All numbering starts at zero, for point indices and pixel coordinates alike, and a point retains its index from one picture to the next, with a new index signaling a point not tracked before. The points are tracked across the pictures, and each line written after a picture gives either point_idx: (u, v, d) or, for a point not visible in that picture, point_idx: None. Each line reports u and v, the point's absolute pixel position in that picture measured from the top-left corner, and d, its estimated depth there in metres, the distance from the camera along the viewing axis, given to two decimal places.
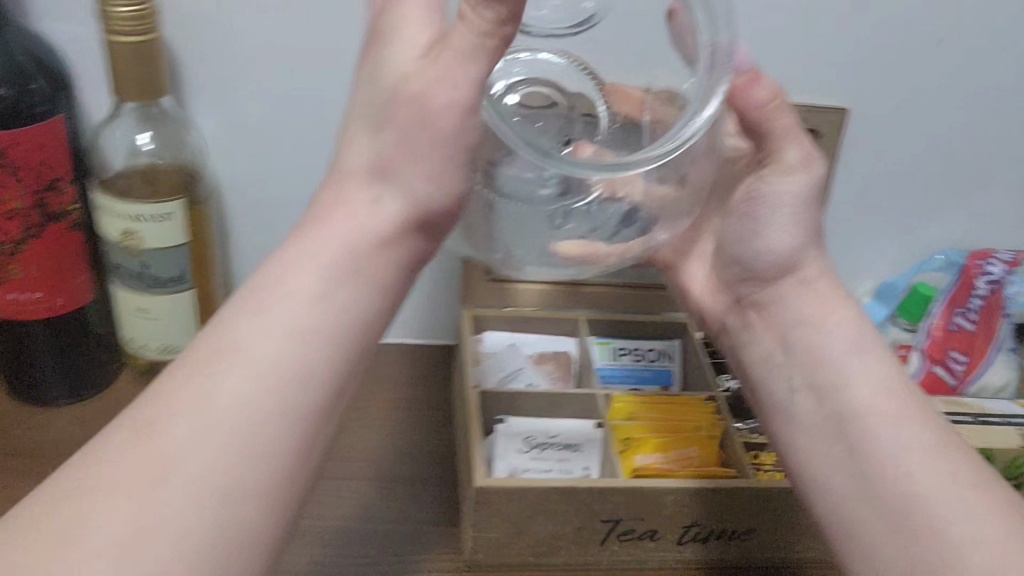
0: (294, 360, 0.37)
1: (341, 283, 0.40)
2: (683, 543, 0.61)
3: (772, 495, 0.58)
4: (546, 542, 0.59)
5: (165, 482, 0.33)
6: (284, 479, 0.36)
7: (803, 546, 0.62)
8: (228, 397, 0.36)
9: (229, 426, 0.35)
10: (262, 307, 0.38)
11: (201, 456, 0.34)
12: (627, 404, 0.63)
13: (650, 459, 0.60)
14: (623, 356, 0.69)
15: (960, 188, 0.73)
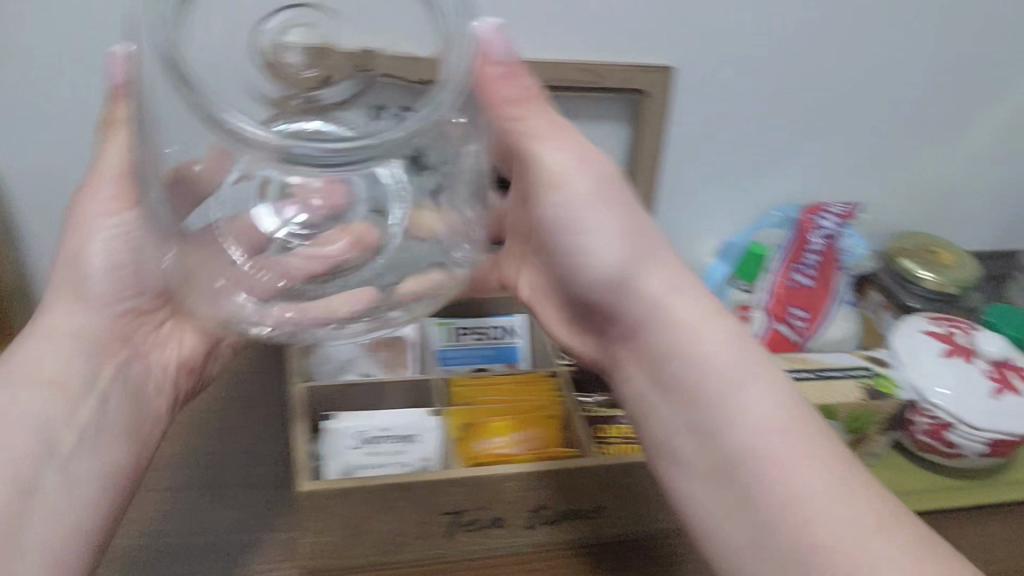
0: (75, 351, 0.52)
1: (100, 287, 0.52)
2: (532, 527, 0.59)
3: (616, 471, 0.58)
4: (388, 540, 0.56)
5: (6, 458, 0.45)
6: (34, 466, 0.46)
7: (654, 518, 0.62)
8: (25, 376, 0.49)
9: (41, 407, 0.48)
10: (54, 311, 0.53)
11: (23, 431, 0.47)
12: (465, 389, 0.62)
13: (492, 443, 0.59)
14: (465, 336, 0.69)
15: (791, 142, 0.74)
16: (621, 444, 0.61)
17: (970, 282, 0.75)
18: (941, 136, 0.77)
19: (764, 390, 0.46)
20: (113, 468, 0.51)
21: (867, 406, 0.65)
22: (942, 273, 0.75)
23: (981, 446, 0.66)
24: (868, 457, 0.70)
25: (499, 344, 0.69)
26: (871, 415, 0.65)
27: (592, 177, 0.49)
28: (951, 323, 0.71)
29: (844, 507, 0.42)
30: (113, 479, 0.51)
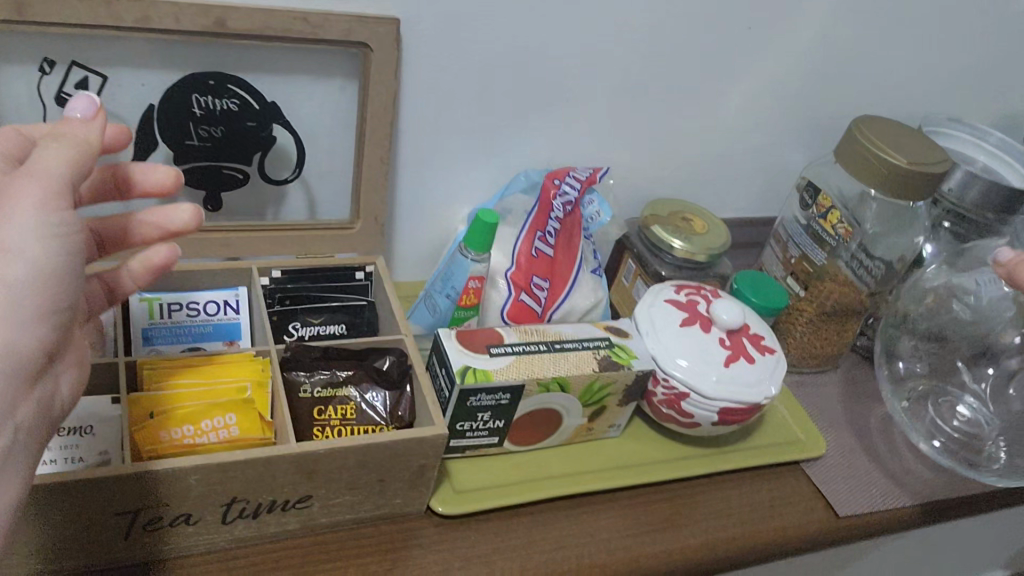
0: None
1: (20, 295, 0.36)
2: (231, 522, 0.54)
3: (317, 458, 0.53)
4: (52, 549, 0.50)
5: None
6: None
7: (373, 504, 0.58)
8: None
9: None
10: None
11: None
12: (155, 371, 0.56)
13: (177, 433, 0.52)
14: (176, 312, 0.62)
15: (544, 104, 0.70)
16: (341, 428, 0.57)
17: (720, 249, 0.74)
18: (696, 100, 0.75)
19: None
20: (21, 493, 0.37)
21: (599, 378, 0.62)
22: (693, 241, 0.73)
23: (714, 414, 0.65)
24: (610, 429, 0.69)
25: (214, 323, 0.64)
26: (604, 386, 0.63)
27: None
28: (693, 290, 0.70)
29: None
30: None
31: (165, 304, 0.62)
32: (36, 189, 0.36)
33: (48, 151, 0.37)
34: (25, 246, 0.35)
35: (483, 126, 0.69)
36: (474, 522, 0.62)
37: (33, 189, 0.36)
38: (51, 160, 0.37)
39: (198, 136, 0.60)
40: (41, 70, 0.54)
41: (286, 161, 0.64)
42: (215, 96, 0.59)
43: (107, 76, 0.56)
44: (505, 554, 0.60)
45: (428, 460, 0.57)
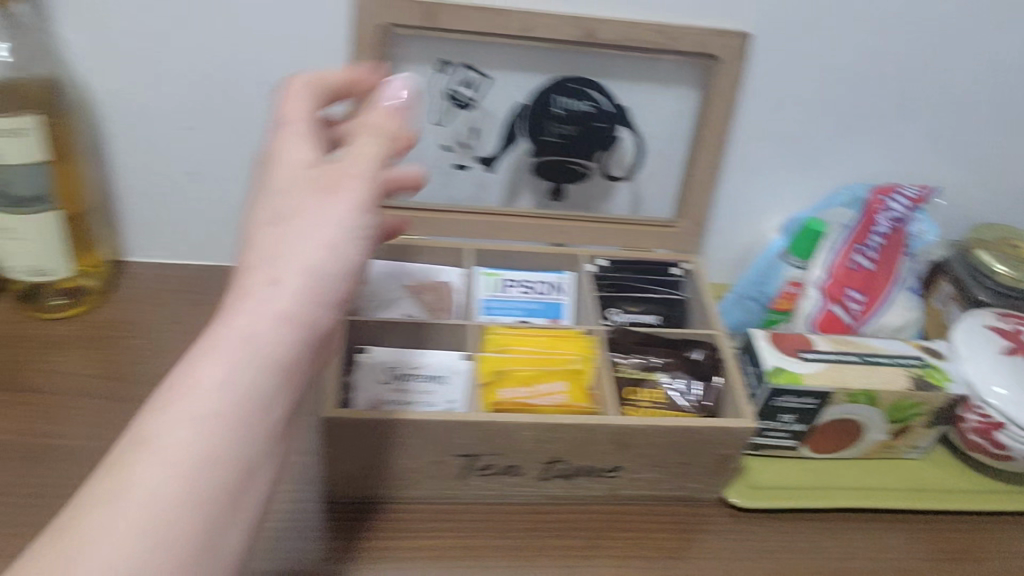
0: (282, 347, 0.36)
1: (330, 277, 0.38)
2: (547, 479, 0.60)
3: (633, 432, 0.57)
4: (405, 474, 0.59)
5: (194, 398, 0.33)
6: (260, 434, 0.35)
7: (672, 484, 0.62)
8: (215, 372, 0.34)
9: (269, 325, 0.36)
10: (248, 293, 0.36)
11: (252, 337, 0.35)
12: (500, 336, 0.63)
13: (516, 392, 0.59)
14: (510, 288, 0.69)
15: (877, 125, 0.71)
16: (652, 409, 0.61)
17: None
18: None
19: None
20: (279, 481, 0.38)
21: (911, 396, 0.62)
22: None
23: None
24: (911, 450, 0.68)
25: (545, 299, 0.70)
26: (913, 406, 0.63)
27: None
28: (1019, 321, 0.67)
29: None
30: (218, 450, 0.33)
31: (505, 279, 0.69)
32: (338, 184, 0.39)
33: (302, 144, 0.40)
34: (290, 219, 0.38)
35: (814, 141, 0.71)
36: (764, 518, 0.64)
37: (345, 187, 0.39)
38: (296, 151, 0.40)
39: (556, 133, 0.67)
40: (438, 69, 0.64)
41: (625, 162, 0.69)
42: (573, 98, 0.66)
43: (493, 78, 0.65)
44: (795, 552, 0.61)
45: (730, 451, 0.60)
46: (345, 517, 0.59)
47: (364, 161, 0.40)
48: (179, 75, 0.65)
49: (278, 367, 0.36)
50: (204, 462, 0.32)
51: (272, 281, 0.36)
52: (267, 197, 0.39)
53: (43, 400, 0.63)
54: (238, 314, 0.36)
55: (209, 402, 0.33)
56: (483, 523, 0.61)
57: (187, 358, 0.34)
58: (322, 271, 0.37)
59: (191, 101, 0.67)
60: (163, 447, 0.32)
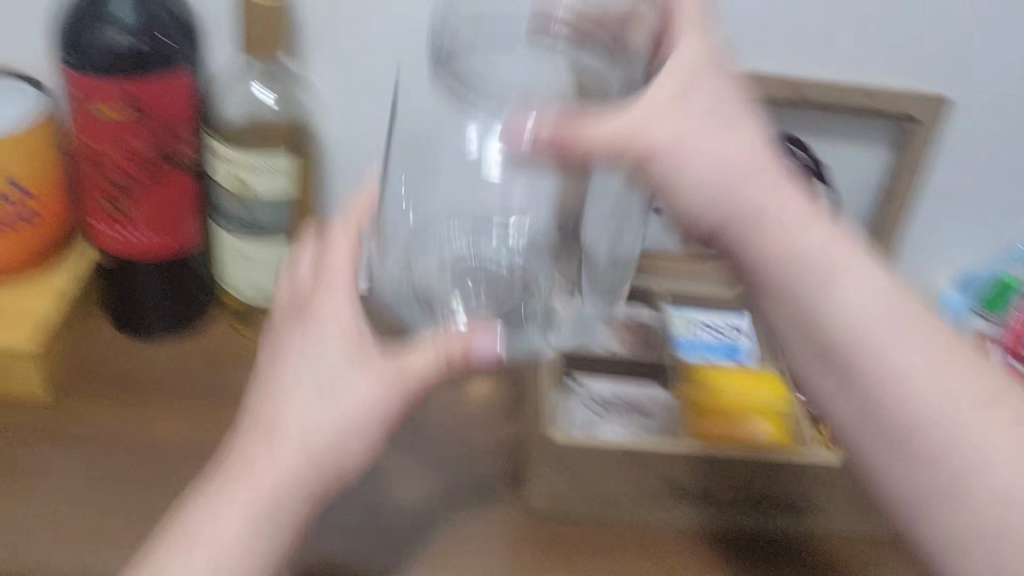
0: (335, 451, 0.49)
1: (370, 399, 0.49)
2: (746, 511, 0.62)
3: (836, 469, 0.60)
4: (610, 497, 0.61)
5: (266, 467, 0.48)
6: (317, 503, 0.50)
7: (872, 524, 0.63)
8: (278, 458, 0.48)
9: (333, 415, 0.48)
10: (286, 399, 0.49)
11: (331, 421, 0.48)
12: (701, 370, 0.63)
13: (720, 426, 0.60)
14: (697, 327, 0.71)
15: None
16: None
17: None
18: None
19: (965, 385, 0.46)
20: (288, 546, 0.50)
21: None
22: None
23: None
24: None
25: (728, 339, 0.71)
26: None
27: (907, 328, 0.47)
28: None
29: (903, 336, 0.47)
30: (321, 456, 0.48)
31: (692, 319, 0.72)
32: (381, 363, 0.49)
33: (340, 292, 0.51)
34: (322, 337, 0.50)
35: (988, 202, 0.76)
36: None
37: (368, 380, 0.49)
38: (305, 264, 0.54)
39: None
40: None
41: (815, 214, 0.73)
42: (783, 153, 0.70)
43: None
44: None
45: None
46: (543, 539, 0.61)
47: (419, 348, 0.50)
48: (409, 122, 0.72)
49: (342, 437, 0.49)
50: (291, 493, 0.48)
51: (354, 371, 0.49)
52: (313, 283, 0.52)
53: None
54: (329, 367, 0.49)
55: (313, 431, 0.48)
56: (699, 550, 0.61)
57: (296, 385, 0.49)
58: (378, 400, 0.49)
59: (412, 145, 0.73)
60: (281, 446, 0.48)
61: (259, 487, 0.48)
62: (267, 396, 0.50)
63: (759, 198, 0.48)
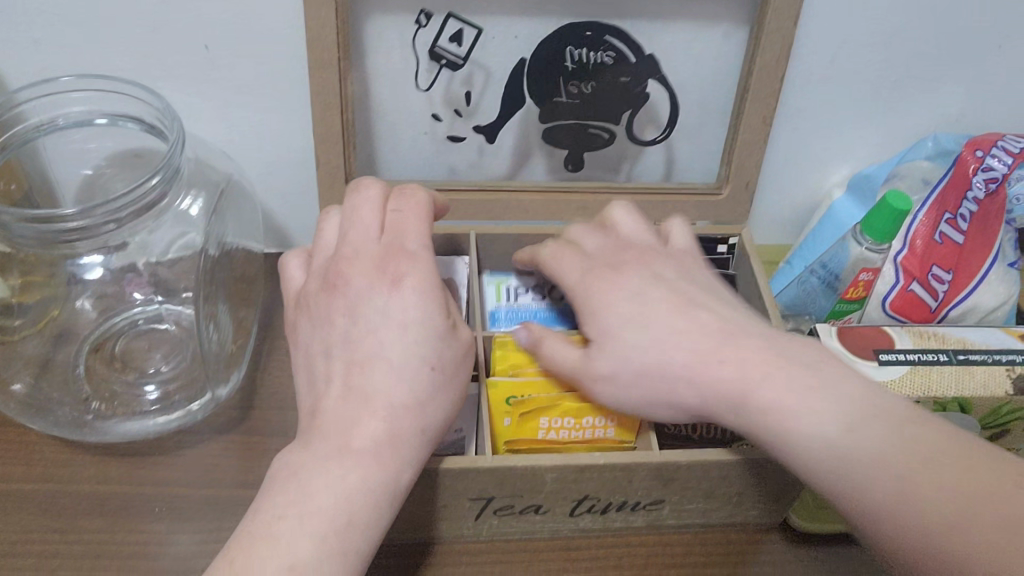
0: (411, 370, 0.41)
1: (433, 322, 0.42)
2: (578, 515, 0.51)
3: (680, 469, 0.48)
4: (411, 521, 0.50)
5: (391, 370, 0.41)
6: (417, 453, 0.41)
7: (735, 512, 0.53)
8: (391, 353, 0.41)
9: (393, 373, 0.41)
10: (390, 358, 0.41)
11: (390, 393, 0.41)
12: (509, 355, 0.52)
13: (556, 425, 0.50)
14: (522, 294, 0.59)
15: (965, 56, 0.58)
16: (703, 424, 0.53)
17: None
18: None
19: (828, 396, 0.40)
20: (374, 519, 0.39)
21: (1011, 402, 0.52)
22: None
23: None
24: None
25: (564, 306, 0.59)
26: (1014, 412, 0.53)
27: (787, 378, 0.41)
28: None
29: (867, 414, 0.39)
30: (401, 421, 0.40)
31: (512, 285, 0.59)
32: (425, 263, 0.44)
33: (312, 301, 0.45)
34: (358, 309, 0.43)
35: (866, 90, 0.59)
36: (835, 544, 0.55)
37: (405, 267, 0.43)
38: (332, 232, 0.47)
39: (566, 97, 0.55)
40: (417, 22, 0.52)
41: (656, 120, 0.57)
42: (589, 49, 0.53)
43: (482, 28, 0.52)
44: None
45: (796, 479, 0.51)
46: None
47: (418, 228, 0.46)
48: (94, 46, 0.52)
49: (420, 391, 0.41)
50: (360, 485, 0.39)
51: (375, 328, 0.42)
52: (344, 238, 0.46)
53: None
54: (373, 342, 0.42)
55: (381, 401, 0.41)
56: (521, 565, 0.52)
57: (338, 386, 0.41)
58: (422, 352, 0.42)
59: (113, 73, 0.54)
60: (371, 415, 0.40)
61: (344, 459, 0.39)
62: (332, 361, 0.42)
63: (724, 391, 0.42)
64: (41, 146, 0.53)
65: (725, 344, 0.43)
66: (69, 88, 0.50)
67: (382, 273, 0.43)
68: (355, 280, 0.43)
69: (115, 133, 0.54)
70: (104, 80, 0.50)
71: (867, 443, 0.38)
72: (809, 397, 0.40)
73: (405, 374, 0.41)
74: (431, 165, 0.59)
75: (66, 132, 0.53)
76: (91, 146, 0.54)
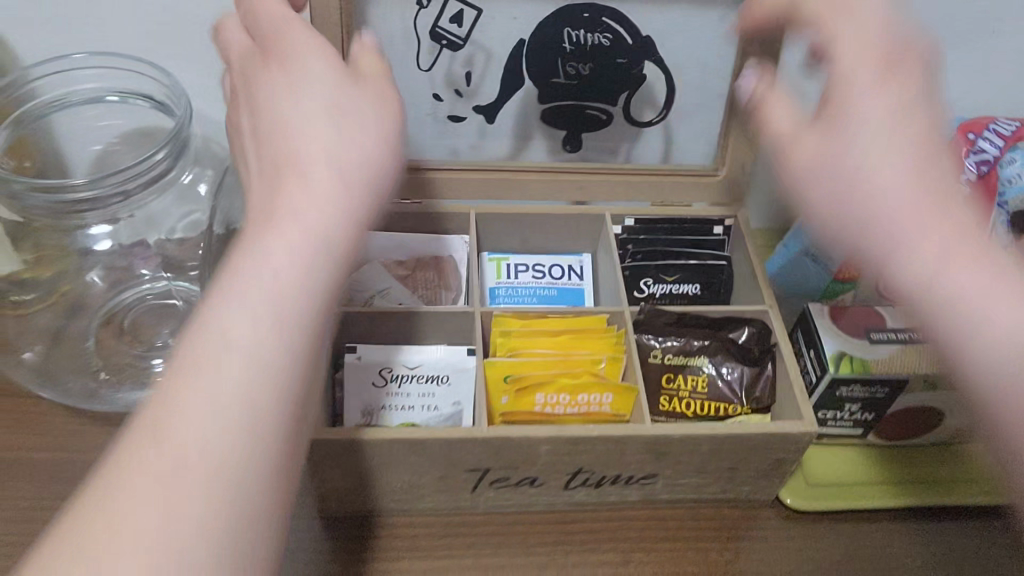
0: (331, 156, 0.32)
1: (348, 85, 0.34)
2: (573, 488, 0.52)
3: (672, 442, 0.49)
4: (406, 491, 0.51)
5: (321, 144, 0.32)
6: (316, 342, 0.29)
7: (727, 487, 0.54)
8: (304, 106, 0.33)
9: (329, 144, 0.32)
10: (308, 132, 0.32)
11: (331, 147, 0.32)
12: (508, 338, 0.54)
13: (551, 400, 0.51)
14: (521, 273, 0.62)
15: (959, 42, 0.58)
16: (697, 400, 0.54)
17: None
18: None
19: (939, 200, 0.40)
20: (221, 514, 0.25)
21: None
22: None
23: None
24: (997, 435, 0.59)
25: (562, 286, 0.62)
26: None
27: (918, 177, 0.41)
28: None
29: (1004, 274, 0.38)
30: (358, 193, 0.32)
31: (512, 263, 0.62)
32: (373, 81, 0.36)
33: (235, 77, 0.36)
34: (277, 98, 0.33)
35: None
36: (828, 521, 0.55)
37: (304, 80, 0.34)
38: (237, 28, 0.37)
39: (565, 76, 0.56)
40: (418, 3, 0.52)
41: (653, 101, 0.58)
42: (587, 31, 0.54)
43: (482, 9, 0.53)
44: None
45: (787, 454, 0.52)
46: (334, 551, 0.51)
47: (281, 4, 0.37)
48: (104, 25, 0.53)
49: (374, 162, 0.33)
50: (250, 396, 0.27)
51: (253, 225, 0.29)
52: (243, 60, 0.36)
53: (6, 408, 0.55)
54: (294, 144, 0.32)
55: (324, 151, 0.32)
56: (515, 537, 0.53)
57: (255, 209, 0.31)
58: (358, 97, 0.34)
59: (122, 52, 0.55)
60: (277, 229, 0.30)
61: (188, 425, 0.26)
62: (250, 172, 0.33)
63: (853, 168, 0.42)
64: (55, 123, 0.55)
65: (863, 128, 0.42)
66: (79, 65, 0.51)
67: (283, 69, 0.34)
68: (270, 82, 0.34)
69: (124, 110, 0.55)
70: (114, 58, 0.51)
71: (959, 268, 0.38)
72: (920, 206, 0.40)
73: (359, 140, 0.33)
74: (434, 141, 0.59)
75: (75, 109, 0.54)
76: (101, 123, 0.56)
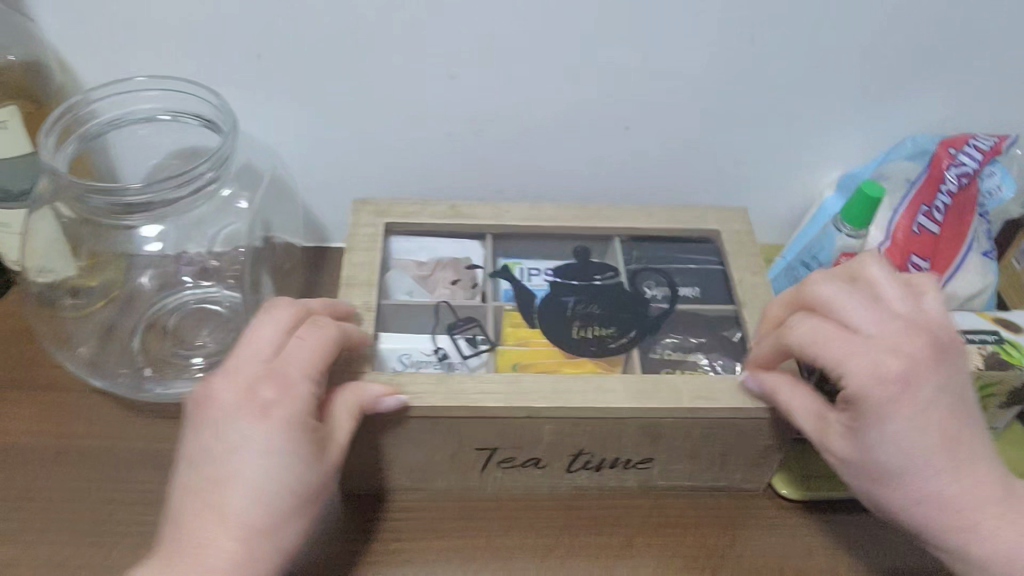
0: (266, 469, 0.42)
1: (279, 445, 0.43)
2: (575, 471, 0.56)
3: (665, 426, 0.53)
4: (421, 468, 0.55)
5: (251, 478, 0.42)
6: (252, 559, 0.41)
7: (722, 474, 0.58)
8: (248, 470, 0.42)
9: (266, 465, 0.42)
10: (238, 485, 0.42)
11: (264, 475, 0.42)
12: (518, 329, 0.59)
13: None
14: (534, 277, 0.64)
15: (944, 65, 0.62)
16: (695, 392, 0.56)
17: None
18: None
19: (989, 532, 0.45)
20: None
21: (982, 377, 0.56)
22: None
23: None
24: (984, 431, 0.62)
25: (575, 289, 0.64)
26: (987, 387, 0.57)
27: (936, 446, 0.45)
28: None
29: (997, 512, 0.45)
30: (283, 483, 0.42)
31: (527, 267, 0.64)
32: (290, 388, 0.44)
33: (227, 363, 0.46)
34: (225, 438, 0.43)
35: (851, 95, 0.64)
36: (819, 510, 0.59)
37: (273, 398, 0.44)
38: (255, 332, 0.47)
39: None
40: None
41: None
42: None
43: None
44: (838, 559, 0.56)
45: (776, 442, 0.55)
46: (353, 526, 0.55)
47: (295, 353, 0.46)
48: (158, 50, 0.60)
49: (288, 462, 0.43)
50: None
51: None
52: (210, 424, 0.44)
53: (63, 399, 0.61)
54: (234, 469, 0.42)
55: (247, 500, 0.42)
56: (522, 516, 0.57)
57: (202, 482, 0.42)
58: (295, 416, 0.44)
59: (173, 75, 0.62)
60: (226, 534, 0.41)
61: None
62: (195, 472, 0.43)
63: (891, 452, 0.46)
64: (114, 140, 0.61)
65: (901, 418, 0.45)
66: (138, 87, 0.58)
67: (230, 429, 0.44)
68: (214, 422, 0.44)
69: (175, 129, 0.62)
70: (170, 81, 0.58)
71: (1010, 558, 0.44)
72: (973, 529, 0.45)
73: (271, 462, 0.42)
74: None
75: (133, 127, 0.61)
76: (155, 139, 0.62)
